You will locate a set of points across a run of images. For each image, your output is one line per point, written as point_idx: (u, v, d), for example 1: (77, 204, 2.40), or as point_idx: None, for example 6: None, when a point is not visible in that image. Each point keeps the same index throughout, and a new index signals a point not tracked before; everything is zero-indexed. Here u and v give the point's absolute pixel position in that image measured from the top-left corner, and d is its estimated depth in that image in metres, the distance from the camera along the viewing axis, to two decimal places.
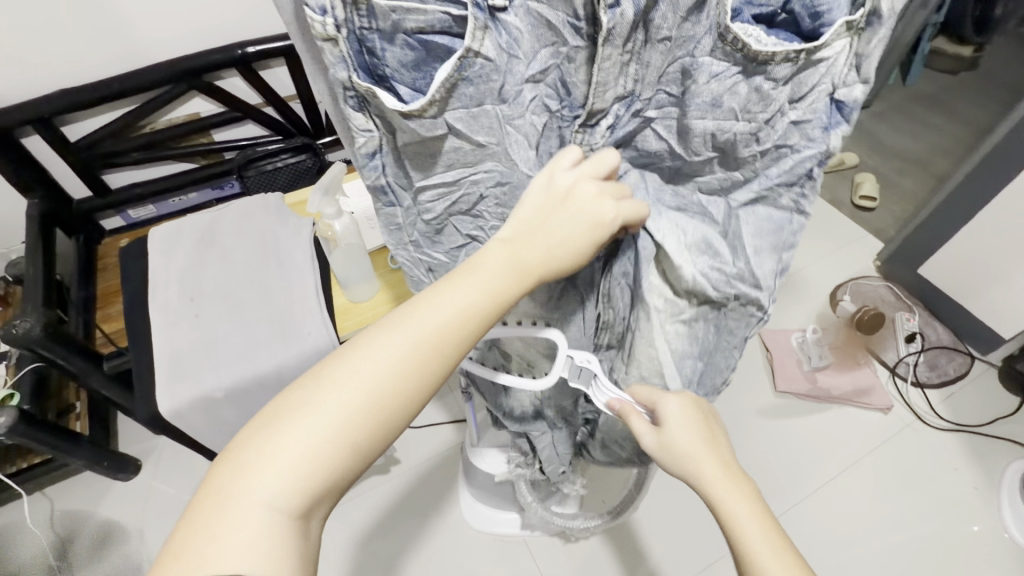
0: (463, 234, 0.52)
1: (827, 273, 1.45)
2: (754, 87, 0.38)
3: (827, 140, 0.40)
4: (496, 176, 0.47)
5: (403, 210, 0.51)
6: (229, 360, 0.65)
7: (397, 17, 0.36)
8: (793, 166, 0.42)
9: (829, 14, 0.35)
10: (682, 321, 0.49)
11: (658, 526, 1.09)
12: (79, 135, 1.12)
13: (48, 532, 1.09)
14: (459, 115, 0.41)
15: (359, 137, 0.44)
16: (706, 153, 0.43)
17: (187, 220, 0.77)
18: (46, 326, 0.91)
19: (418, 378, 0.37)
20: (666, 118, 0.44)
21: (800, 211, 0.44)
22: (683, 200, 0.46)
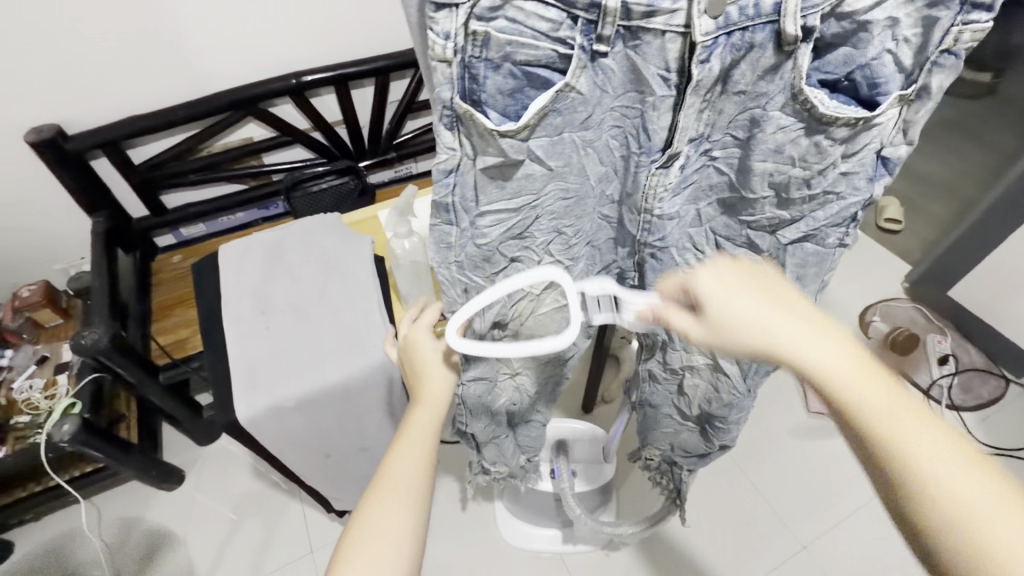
0: (507, 256, 0.53)
1: (855, 295, 1.47)
2: (814, 143, 0.42)
3: (870, 189, 0.46)
4: (559, 195, 0.49)
5: (459, 230, 0.49)
6: (299, 370, 0.68)
7: (510, 48, 0.37)
8: (838, 210, 0.48)
9: (885, 85, 0.39)
10: None
11: (696, 547, 1.10)
12: (141, 157, 1.18)
13: (97, 538, 1.12)
14: (542, 143, 0.43)
15: (440, 156, 0.42)
16: (763, 192, 0.47)
17: (255, 238, 0.82)
18: (111, 337, 0.96)
19: (417, 489, 0.51)
20: (731, 158, 0.47)
21: (842, 246, 0.51)
22: (731, 231, 0.54)
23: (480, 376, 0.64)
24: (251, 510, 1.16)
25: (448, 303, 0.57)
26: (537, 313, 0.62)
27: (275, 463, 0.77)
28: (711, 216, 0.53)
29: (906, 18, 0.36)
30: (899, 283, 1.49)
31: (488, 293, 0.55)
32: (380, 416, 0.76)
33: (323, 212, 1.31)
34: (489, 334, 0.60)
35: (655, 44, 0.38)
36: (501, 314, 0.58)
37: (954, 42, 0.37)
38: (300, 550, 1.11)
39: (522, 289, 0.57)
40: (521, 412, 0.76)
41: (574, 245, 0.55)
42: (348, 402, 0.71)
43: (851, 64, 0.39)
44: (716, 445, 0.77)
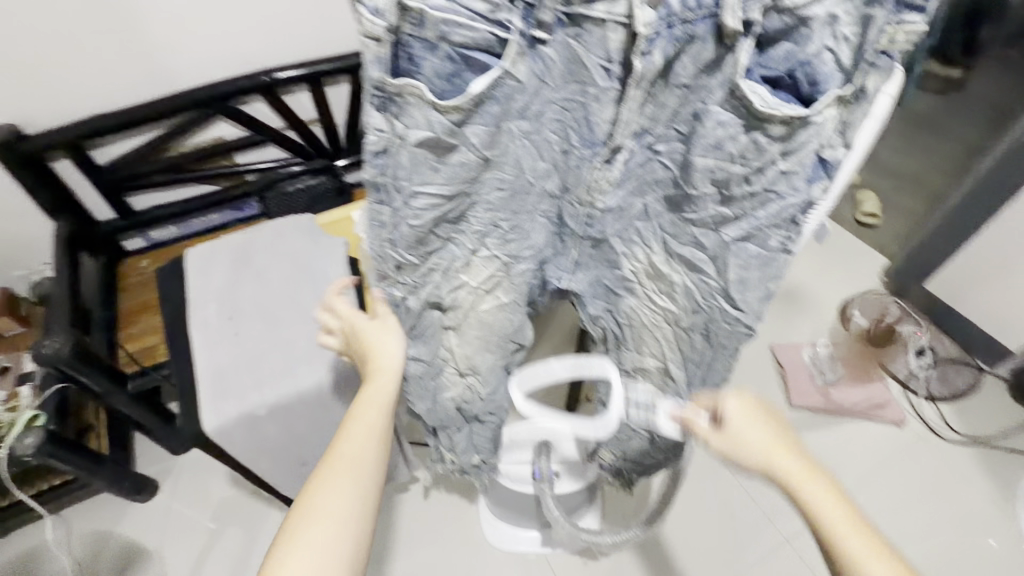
0: (442, 238, 0.51)
1: (834, 289, 1.49)
2: (752, 140, 0.40)
3: (809, 190, 0.42)
4: (495, 185, 0.47)
5: (392, 211, 0.46)
6: (272, 377, 0.66)
7: (446, 28, 0.35)
8: (780, 210, 0.43)
9: (825, 83, 0.37)
10: (682, 328, 0.58)
11: (679, 543, 1.09)
12: (107, 159, 1.13)
13: (67, 554, 1.07)
14: (479, 131, 0.41)
15: (369, 136, 0.40)
16: (704, 189, 0.45)
17: (221, 241, 0.79)
18: (74, 346, 0.92)
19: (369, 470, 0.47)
20: (673, 152, 0.46)
21: (787, 251, 0.46)
22: (676, 229, 0.50)
23: (421, 357, 0.61)
24: (229, 520, 1.13)
25: (379, 274, 0.54)
26: (478, 309, 0.59)
27: (247, 473, 0.74)
28: (658, 212, 0.51)
29: (845, 15, 0.35)
30: (876, 276, 1.51)
31: (422, 275, 0.54)
32: None
33: (299, 213, 1.30)
34: (426, 315, 0.58)
35: (597, 33, 0.39)
36: (436, 297, 0.57)
37: (889, 43, 0.36)
38: None
39: (460, 277, 0.55)
40: (474, 413, 0.71)
41: (513, 242, 0.53)
42: (320, 411, 0.69)
43: (793, 60, 0.38)
44: (662, 454, 0.84)
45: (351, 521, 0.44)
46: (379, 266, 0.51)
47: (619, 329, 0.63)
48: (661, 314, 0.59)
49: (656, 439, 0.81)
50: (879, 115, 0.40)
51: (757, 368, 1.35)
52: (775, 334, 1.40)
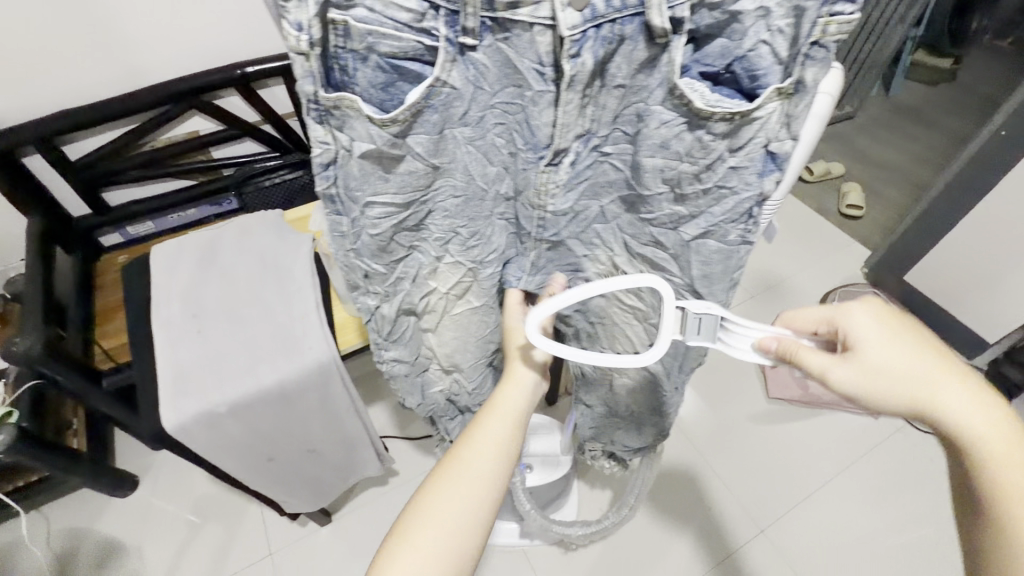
0: (405, 246, 0.49)
1: (815, 281, 1.49)
2: (696, 138, 0.40)
3: (761, 184, 0.41)
4: (450, 191, 0.46)
5: (349, 221, 0.44)
6: (234, 375, 0.66)
7: (371, 40, 0.34)
8: (734, 205, 0.43)
9: (764, 78, 0.36)
10: (651, 323, 0.60)
11: (655, 531, 1.11)
12: (79, 154, 1.13)
13: (45, 550, 1.08)
14: (421, 140, 0.39)
15: (314, 150, 0.38)
16: (656, 188, 0.45)
17: (189, 239, 0.79)
18: (44, 345, 0.93)
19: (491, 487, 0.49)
20: (621, 154, 0.45)
21: (748, 242, 0.46)
22: (637, 230, 0.51)
23: (403, 359, 0.62)
24: (209, 516, 1.14)
25: (350, 286, 0.52)
26: (451, 312, 0.59)
27: (213, 470, 0.73)
28: (615, 213, 0.51)
29: (777, 8, 0.34)
30: (858, 269, 1.52)
31: (392, 284, 0.52)
32: (322, 420, 0.74)
33: (275, 205, 1.30)
34: (404, 321, 0.57)
35: (526, 37, 0.36)
36: (410, 303, 0.56)
37: (822, 33, 0.34)
38: (260, 554, 1.09)
39: (430, 282, 0.54)
40: (463, 404, 0.74)
41: (476, 249, 0.52)
42: (286, 408, 0.69)
43: (728, 56, 0.37)
44: (652, 437, 0.81)
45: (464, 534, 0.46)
46: (347, 277, 0.49)
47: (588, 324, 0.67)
48: (631, 313, 0.60)
49: (640, 421, 0.78)
50: (820, 115, 0.39)
51: (737, 361, 1.36)
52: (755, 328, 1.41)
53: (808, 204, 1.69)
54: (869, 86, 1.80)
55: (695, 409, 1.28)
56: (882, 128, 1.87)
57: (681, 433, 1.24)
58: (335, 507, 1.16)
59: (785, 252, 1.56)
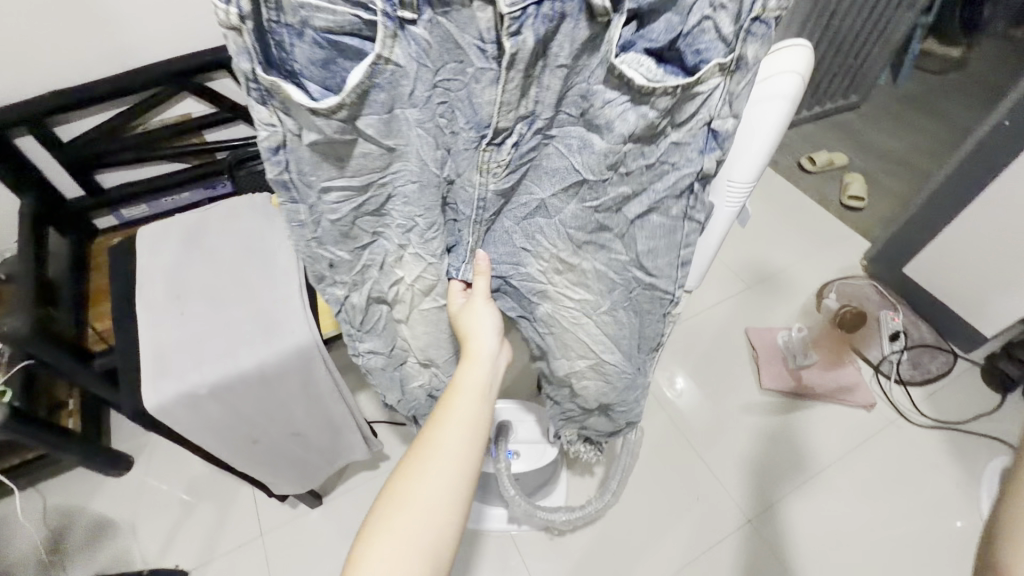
0: (369, 232, 0.49)
1: (813, 273, 1.48)
2: (641, 118, 0.40)
3: (702, 162, 0.44)
4: (409, 178, 0.44)
5: (308, 208, 0.44)
6: (214, 357, 0.66)
7: (305, 12, 0.33)
8: (675, 181, 0.45)
9: (707, 53, 0.37)
10: (604, 312, 0.57)
11: (644, 519, 1.11)
12: (71, 136, 1.12)
13: (39, 526, 1.09)
14: (371, 122, 0.38)
15: (261, 134, 0.38)
16: (604, 174, 0.44)
17: (174, 221, 0.78)
18: (33, 325, 0.94)
19: (467, 471, 0.49)
20: (570, 138, 0.43)
21: (691, 219, 0.49)
22: (582, 220, 0.49)
23: (378, 350, 0.61)
24: (201, 496, 1.15)
25: (318, 278, 0.52)
26: (420, 306, 0.56)
27: (197, 452, 0.74)
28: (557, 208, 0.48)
29: None
30: (857, 260, 1.50)
31: (359, 272, 0.52)
32: (305, 402, 0.75)
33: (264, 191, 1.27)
34: (375, 309, 0.57)
35: (465, 12, 0.35)
36: (380, 291, 0.55)
37: (763, 9, 0.35)
38: (251, 534, 1.11)
39: (397, 271, 0.53)
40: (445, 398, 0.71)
41: (437, 239, 0.49)
42: (267, 389, 0.70)
43: (672, 32, 0.36)
44: (622, 421, 0.76)
45: (443, 524, 0.47)
46: (312, 268, 0.49)
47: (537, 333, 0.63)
48: (578, 308, 0.57)
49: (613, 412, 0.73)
50: (790, 94, 0.42)
51: (731, 351, 1.35)
52: (750, 318, 1.40)
53: (809, 193, 1.66)
54: (876, 75, 1.77)
55: (687, 398, 1.27)
56: (888, 118, 1.83)
57: (673, 421, 1.24)
58: (326, 489, 1.17)
59: (784, 242, 1.55)
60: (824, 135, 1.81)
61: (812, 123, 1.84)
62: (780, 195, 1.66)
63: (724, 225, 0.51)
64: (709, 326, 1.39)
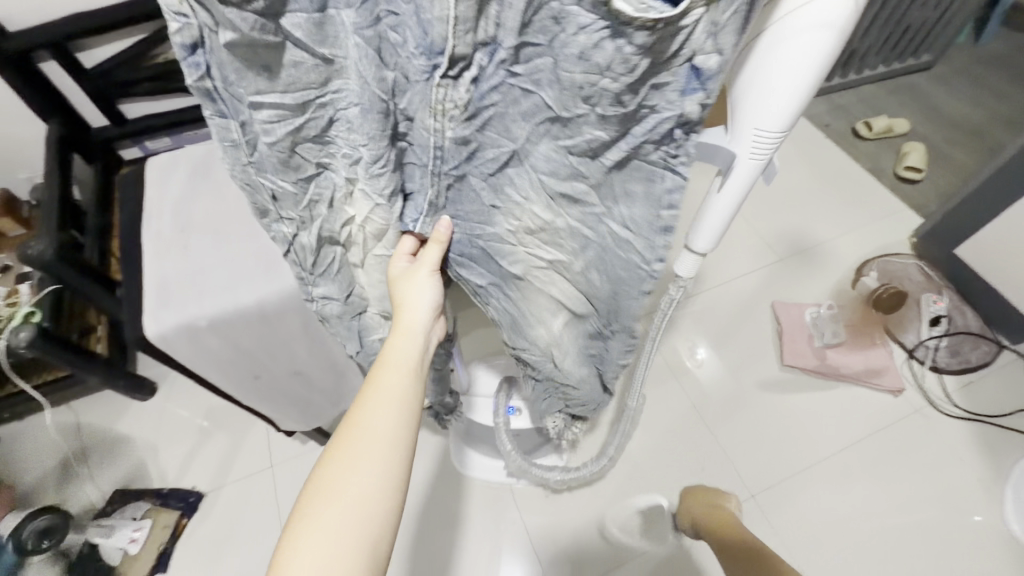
0: (313, 161, 0.46)
1: (854, 248, 1.38)
2: (616, 49, 0.32)
3: (683, 104, 0.35)
4: (352, 99, 0.41)
5: (239, 125, 0.42)
6: (214, 290, 0.66)
7: None
8: (653, 126, 0.37)
9: None
10: (579, 273, 0.55)
11: (646, 484, 1.11)
12: (94, 62, 1.11)
13: (69, 440, 1.16)
14: (300, 22, 0.35)
15: (172, 26, 0.33)
16: (579, 108, 0.37)
17: (182, 153, 0.77)
18: (57, 249, 0.96)
19: (397, 444, 0.49)
20: (541, 78, 0.37)
21: (673, 170, 0.40)
22: (555, 164, 0.43)
23: (332, 296, 0.62)
24: (218, 426, 1.20)
25: (260, 211, 0.51)
26: (373, 252, 0.56)
27: (200, 383, 0.75)
28: (530, 157, 0.44)
29: None
30: (905, 237, 1.40)
31: (306, 208, 0.50)
32: (306, 344, 0.76)
33: None
34: (329, 250, 0.56)
35: None
36: (330, 231, 0.53)
37: None
38: (262, 464, 1.16)
39: (348, 209, 0.51)
40: None
41: (384, 177, 0.46)
42: (267, 327, 0.70)
43: None
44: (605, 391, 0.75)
45: (374, 503, 0.46)
46: (252, 197, 0.48)
47: (505, 299, 0.62)
48: (548, 266, 0.55)
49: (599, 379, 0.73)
50: (835, 23, 0.34)
51: (754, 324, 1.29)
52: (779, 291, 1.33)
53: (861, 161, 1.54)
54: (956, 31, 1.59)
55: (703, 367, 1.24)
56: (963, 81, 1.66)
57: (685, 391, 1.21)
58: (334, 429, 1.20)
59: (827, 213, 1.44)
60: (887, 97, 1.65)
61: (874, 83, 1.68)
62: (828, 162, 1.54)
63: (746, 178, 0.45)
64: (734, 297, 1.33)
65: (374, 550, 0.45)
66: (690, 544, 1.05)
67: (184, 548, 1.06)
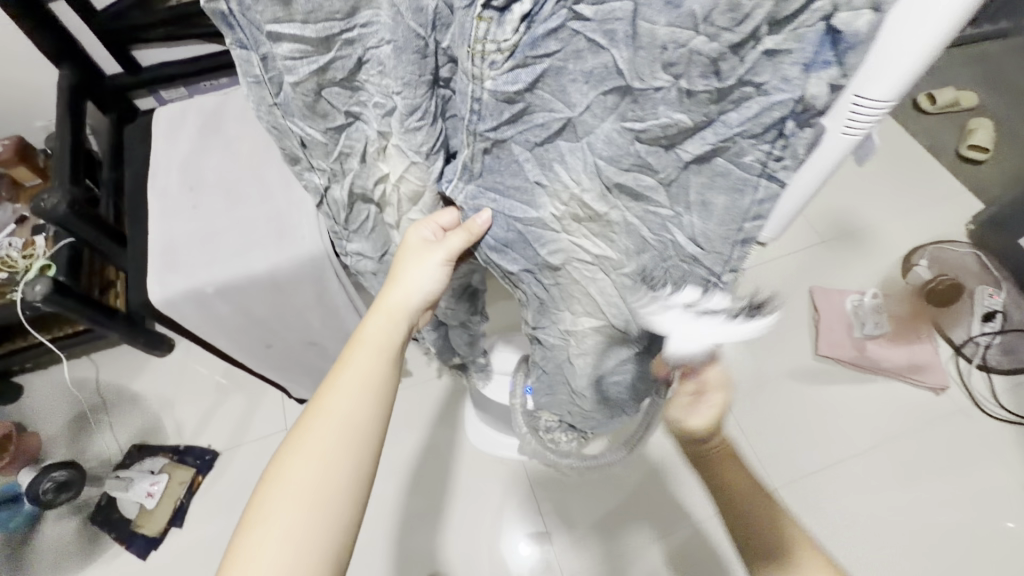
0: (342, 110, 0.41)
1: (905, 232, 1.28)
2: None
3: (805, 85, 0.29)
4: (383, 32, 0.34)
5: (261, 59, 0.37)
6: (223, 255, 0.62)
7: None
8: (758, 114, 0.31)
9: None
10: (625, 277, 0.46)
11: (662, 470, 1.07)
12: (105, 4, 1.06)
13: (88, 392, 1.17)
14: None
15: None
16: (659, 78, 0.31)
17: (193, 103, 0.72)
18: (72, 204, 0.94)
19: (359, 436, 0.45)
20: (618, 21, 0.30)
21: (770, 178, 0.35)
22: (617, 150, 0.37)
23: (366, 253, 0.57)
24: (234, 386, 1.20)
25: (293, 159, 0.48)
26: (408, 216, 0.51)
27: (210, 350, 0.72)
28: (586, 128, 0.37)
29: None
30: (963, 223, 1.29)
31: (337, 161, 0.46)
32: (320, 314, 0.72)
33: None
34: (362, 209, 0.52)
35: None
36: (362, 189, 0.48)
37: None
38: (277, 427, 1.15)
39: (381, 166, 0.45)
40: (446, 319, 0.72)
41: (422, 132, 0.39)
42: (279, 296, 0.66)
43: None
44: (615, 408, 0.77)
45: (335, 505, 0.43)
46: (278, 142, 0.44)
47: (534, 288, 0.54)
48: (594, 263, 0.47)
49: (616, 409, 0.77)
50: None
51: (790, 310, 1.22)
52: (818, 276, 1.25)
53: (921, 138, 1.41)
54: None
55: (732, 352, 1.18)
56: None
57: None
58: None
59: (879, 193, 1.34)
60: (956, 67, 1.50)
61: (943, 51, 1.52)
62: (884, 137, 1.41)
63: (830, 163, 0.33)
64: (770, 280, 1.25)
65: (331, 555, 0.42)
66: (704, 533, 1.02)
67: (198, 504, 1.08)
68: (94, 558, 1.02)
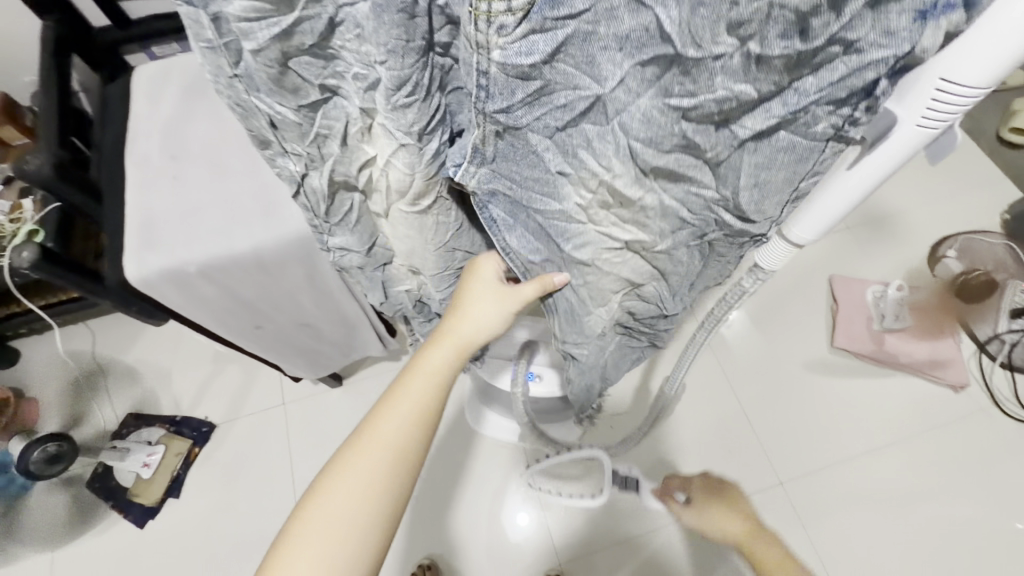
0: (315, 84, 0.35)
1: (935, 221, 1.21)
2: None
3: (912, 37, 0.27)
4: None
5: (212, 19, 0.30)
6: (205, 232, 0.58)
7: None
8: (847, 77, 0.28)
9: None
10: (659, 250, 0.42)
11: (664, 461, 1.04)
12: None
13: (84, 361, 1.15)
14: None
15: None
16: (725, 41, 0.26)
17: (176, 63, 0.66)
18: (55, 165, 0.89)
19: (399, 475, 0.47)
20: None
21: (838, 139, 0.33)
22: (657, 130, 0.31)
23: (351, 248, 0.54)
24: (231, 357, 1.18)
25: (262, 145, 0.42)
26: (393, 206, 0.47)
27: (197, 329, 0.69)
28: (616, 104, 0.30)
29: None
30: (998, 213, 1.21)
31: (313, 143, 0.41)
32: (312, 296, 0.68)
33: None
34: (343, 199, 0.48)
35: None
36: (344, 174, 0.44)
37: None
38: (274, 401, 1.14)
39: (366, 148, 0.41)
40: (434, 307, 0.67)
41: (414, 108, 0.35)
42: (267, 277, 0.62)
43: None
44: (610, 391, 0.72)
45: (369, 537, 0.45)
46: (245, 123, 0.38)
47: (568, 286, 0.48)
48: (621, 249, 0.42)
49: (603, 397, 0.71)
50: None
51: (807, 299, 1.17)
52: (840, 264, 1.19)
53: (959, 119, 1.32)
54: None
55: (743, 341, 1.13)
56: None
57: (720, 368, 1.11)
58: (349, 371, 1.16)
59: (910, 177, 1.26)
60: None
61: None
62: None
63: (902, 155, 0.35)
64: (789, 266, 1.19)
65: None
66: None
67: (195, 475, 1.07)
68: (94, 524, 1.03)
